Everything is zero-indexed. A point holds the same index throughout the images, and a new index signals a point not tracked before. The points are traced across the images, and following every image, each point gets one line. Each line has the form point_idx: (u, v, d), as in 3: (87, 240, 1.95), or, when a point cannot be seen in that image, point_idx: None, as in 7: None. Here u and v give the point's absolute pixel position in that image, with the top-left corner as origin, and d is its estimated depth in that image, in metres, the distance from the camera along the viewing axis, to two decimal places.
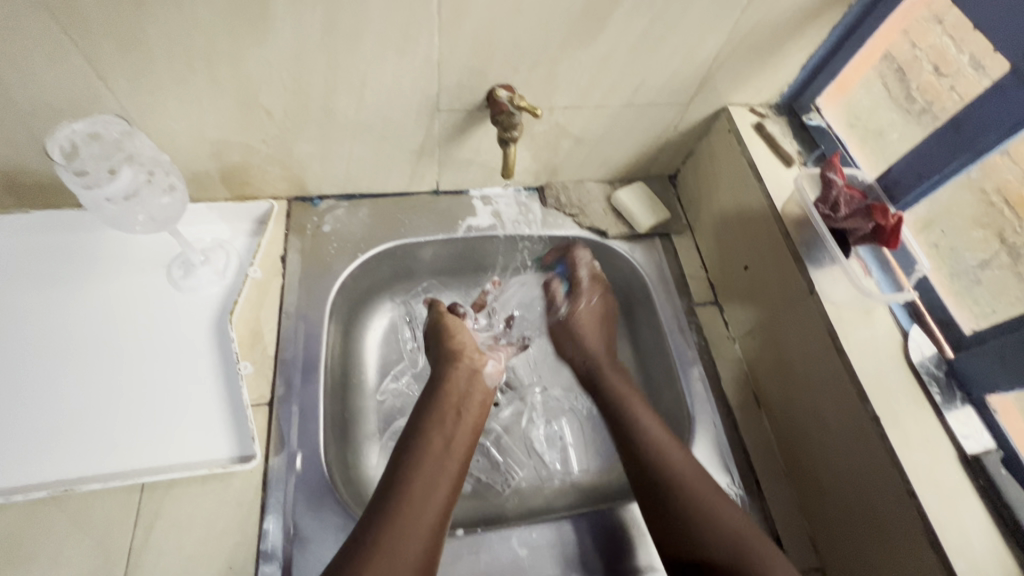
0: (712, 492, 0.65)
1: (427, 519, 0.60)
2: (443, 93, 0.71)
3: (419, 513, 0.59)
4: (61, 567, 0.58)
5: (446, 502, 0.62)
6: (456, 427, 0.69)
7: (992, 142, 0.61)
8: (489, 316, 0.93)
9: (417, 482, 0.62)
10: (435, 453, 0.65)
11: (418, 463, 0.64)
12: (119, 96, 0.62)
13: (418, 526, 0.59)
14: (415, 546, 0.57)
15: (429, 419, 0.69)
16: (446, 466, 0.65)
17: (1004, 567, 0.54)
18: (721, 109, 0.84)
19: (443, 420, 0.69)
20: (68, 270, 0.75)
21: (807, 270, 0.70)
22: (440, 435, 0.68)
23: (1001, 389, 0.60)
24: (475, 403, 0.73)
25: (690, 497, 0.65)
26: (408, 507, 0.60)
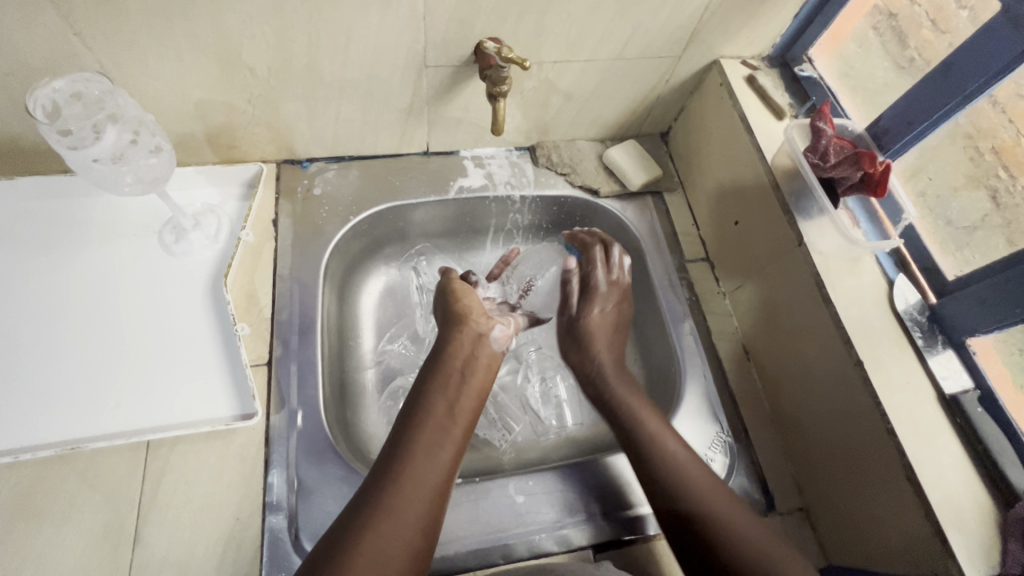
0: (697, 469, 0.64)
1: (432, 482, 0.58)
2: (430, 48, 0.70)
3: (423, 477, 0.58)
4: (73, 521, 0.60)
5: (448, 468, 0.60)
6: (461, 393, 0.67)
7: (980, 87, 0.61)
8: (502, 285, 0.88)
9: (420, 447, 0.60)
10: (439, 419, 0.63)
11: (422, 425, 0.62)
12: (96, 53, 0.60)
13: (422, 488, 0.57)
14: (420, 508, 0.56)
15: (432, 382, 0.66)
16: (450, 433, 0.63)
17: (976, 498, 0.57)
18: (713, 62, 0.83)
19: (448, 386, 0.66)
20: (57, 236, 0.74)
21: (796, 221, 0.70)
22: (443, 400, 0.65)
23: (980, 330, 0.62)
24: (481, 368, 0.70)
25: (680, 472, 0.64)
26: (412, 470, 0.58)
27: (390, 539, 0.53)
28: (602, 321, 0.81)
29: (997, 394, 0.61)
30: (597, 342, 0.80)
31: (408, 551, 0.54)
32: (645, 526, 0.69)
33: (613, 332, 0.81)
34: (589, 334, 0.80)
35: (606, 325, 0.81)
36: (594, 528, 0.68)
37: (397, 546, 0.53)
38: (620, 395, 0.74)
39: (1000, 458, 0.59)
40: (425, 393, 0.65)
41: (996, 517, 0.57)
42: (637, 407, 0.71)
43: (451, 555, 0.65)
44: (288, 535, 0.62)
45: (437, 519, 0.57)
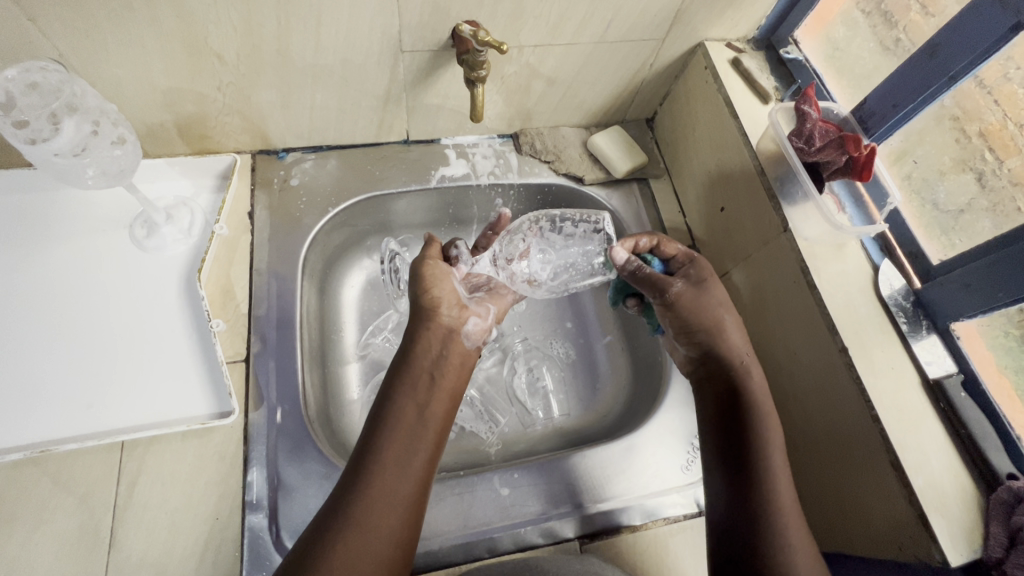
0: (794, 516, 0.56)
1: (404, 493, 0.56)
2: (406, 32, 0.67)
3: (394, 488, 0.55)
4: (47, 524, 0.59)
5: (422, 476, 0.58)
6: (431, 396, 0.64)
7: (966, 67, 0.59)
8: (493, 260, 0.77)
9: (390, 456, 0.57)
10: (410, 424, 0.60)
11: (391, 431, 0.59)
12: (53, 40, 0.57)
13: (392, 501, 0.55)
14: (392, 519, 0.54)
15: (400, 384, 0.63)
16: (422, 438, 0.60)
17: (958, 481, 0.57)
18: (697, 45, 0.81)
19: (417, 386, 0.63)
20: (23, 232, 0.72)
21: (781, 206, 0.69)
22: (412, 403, 0.62)
23: (965, 315, 0.61)
24: (455, 367, 0.67)
25: (780, 517, 0.55)
26: (381, 479, 0.56)
27: (360, 559, 0.51)
28: (715, 302, 0.67)
29: (981, 379, 0.61)
30: (706, 325, 0.66)
31: (380, 566, 0.52)
32: (629, 518, 0.68)
33: (727, 311, 0.67)
34: (711, 321, 0.66)
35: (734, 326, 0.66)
36: (579, 519, 0.68)
37: (369, 562, 0.51)
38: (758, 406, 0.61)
39: (982, 442, 0.59)
40: (393, 396, 0.62)
41: (978, 499, 0.56)
42: (772, 427, 0.60)
43: (436, 549, 0.64)
44: (268, 534, 0.61)
45: (414, 527, 0.56)
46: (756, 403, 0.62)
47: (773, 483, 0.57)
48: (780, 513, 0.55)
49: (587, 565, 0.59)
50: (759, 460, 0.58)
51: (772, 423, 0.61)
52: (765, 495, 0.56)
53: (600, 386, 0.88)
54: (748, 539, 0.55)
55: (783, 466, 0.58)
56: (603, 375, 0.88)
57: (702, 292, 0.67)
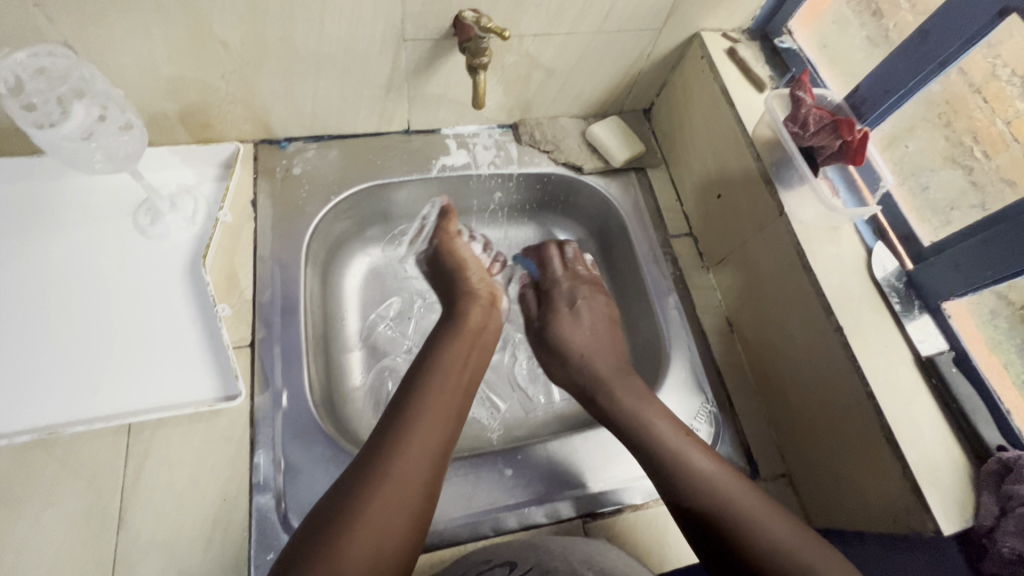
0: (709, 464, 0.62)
1: (440, 438, 0.59)
2: (408, 20, 0.68)
3: (434, 431, 0.59)
4: (54, 507, 0.59)
5: (454, 427, 0.62)
6: (471, 358, 0.69)
7: (954, 53, 0.60)
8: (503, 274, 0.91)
9: (431, 404, 0.61)
10: (455, 378, 0.65)
11: (435, 381, 0.64)
12: (59, 26, 0.58)
13: (422, 457, 0.57)
14: (420, 473, 0.56)
15: (447, 342, 0.69)
16: (452, 401, 0.63)
17: (951, 454, 0.58)
18: (694, 35, 0.83)
19: (461, 349, 0.69)
20: (27, 220, 0.72)
21: (777, 191, 0.71)
22: (457, 361, 0.67)
23: (955, 293, 0.63)
24: (490, 342, 0.74)
25: (687, 463, 0.61)
26: (423, 421, 0.59)
27: (386, 509, 0.53)
28: (579, 339, 0.78)
29: (971, 355, 0.62)
30: (579, 343, 0.78)
31: (413, 500, 0.54)
32: (632, 494, 0.70)
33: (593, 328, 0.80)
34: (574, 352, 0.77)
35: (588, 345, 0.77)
36: (584, 499, 0.69)
37: (405, 492, 0.54)
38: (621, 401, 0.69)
39: (973, 416, 0.60)
40: (440, 352, 0.67)
41: (970, 470, 0.57)
42: (649, 417, 0.65)
43: (441, 530, 0.65)
44: (276, 514, 0.62)
45: (443, 470, 0.59)
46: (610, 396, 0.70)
47: (685, 463, 0.61)
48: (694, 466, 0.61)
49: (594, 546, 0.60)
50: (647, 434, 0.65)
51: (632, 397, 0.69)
52: (661, 456, 0.62)
53: None
54: (693, 509, 0.59)
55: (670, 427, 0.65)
56: None
57: (574, 317, 0.81)
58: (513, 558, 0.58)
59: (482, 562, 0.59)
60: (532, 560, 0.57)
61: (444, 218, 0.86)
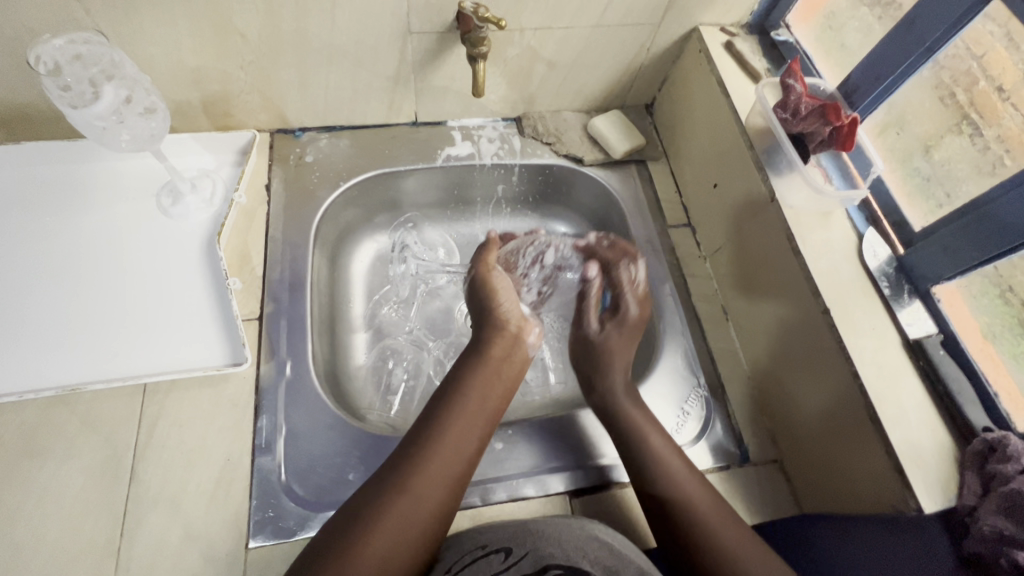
0: (705, 495, 0.62)
1: (452, 474, 0.60)
2: (413, 14, 0.73)
3: (447, 468, 0.59)
4: (73, 458, 0.63)
5: (470, 461, 0.62)
6: (495, 389, 0.69)
7: (940, 38, 0.62)
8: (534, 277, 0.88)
9: (448, 439, 0.61)
10: (473, 411, 0.65)
11: (453, 415, 0.64)
12: (96, 17, 0.64)
13: (441, 479, 0.59)
14: (432, 503, 0.57)
15: (472, 376, 0.69)
16: (479, 424, 0.65)
17: (936, 436, 0.58)
18: (692, 30, 0.85)
19: (485, 380, 0.68)
20: (62, 196, 0.78)
21: (768, 177, 0.72)
22: (479, 394, 0.67)
23: (944, 277, 0.63)
24: (513, 372, 0.72)
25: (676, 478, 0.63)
26: (437, 457, 0.60)
27: (393, 538, 0.54)
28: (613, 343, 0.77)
29: (960, 339, 0.62)
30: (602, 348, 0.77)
31: (418, 539, 0.55)
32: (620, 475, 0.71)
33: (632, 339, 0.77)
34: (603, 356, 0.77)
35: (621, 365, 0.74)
36: (571, 475, 0.71)
37: (411, 528, 0.55)
38: (640, 431, 0.67)
39: (959, 399, 0.60)
40: (462, 385, 0.67)
41: (955, 452, 0.57)
42: (645, 433, 0.67)
43: None
44: (276, 475, 0.65)
45: (451, 505, 0.59)
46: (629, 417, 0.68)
47: (675, 477, 0.63)
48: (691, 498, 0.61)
49: (588, 529, 0.60)
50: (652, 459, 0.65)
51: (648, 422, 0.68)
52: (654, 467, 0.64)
53: None
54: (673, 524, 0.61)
55: (689, 473, 0.64)
56: None
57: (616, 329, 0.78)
58: (507, 544, 0.57)
59: (477, 548, 0.58)
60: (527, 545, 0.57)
61: (485, 249, 0.82)
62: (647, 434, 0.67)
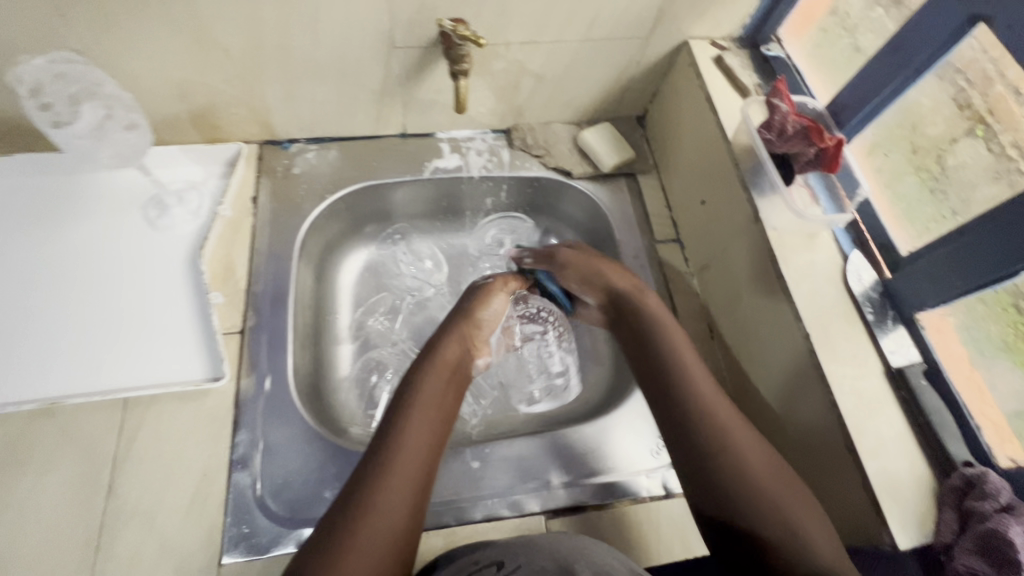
0: (791, 498, 0.56)
1: (416, 468, 0.58)
2: (397, 29, 0.72)
3: (407, 465, 0.57)
4: (53, 471, 0.64)
5: (433, 453, 0.61)
6: (447, 384, 0.67)
7: (927, 60, 0.61)
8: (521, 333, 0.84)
9: (407, 436, 0.59)
10: (428, 405, 0.64)
11: (412, 410, 0.62)
12: (80, 34, 0.64)
13: (406, 475, 0.57)
14: (402, 500, 0.55)
15: (425, 373, 0.67)
16: (434, 418, 0.63)
17: (915, 469, 0.57)
18: (682, 44, 0.84)
19: (438, 377, 0.67)
20: (50, 208, 0.79)
21: (753, 198, 0.71)
22: (432, 390, 0.65)
23: (928, 305, 0.61)
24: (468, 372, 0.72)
25: (745, 472, 0.57)
26: (398, 454, 0.58)
27: (368, 541, 0.52)
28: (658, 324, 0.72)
29: (943, 369, 0.60)
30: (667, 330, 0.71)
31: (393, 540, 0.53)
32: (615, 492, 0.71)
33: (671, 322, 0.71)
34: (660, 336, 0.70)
35: (694, 360, 0.66)
36: (548, 495, 0.70)
37: (385, 531, 0.53)
38: (717, 421, 0.61)
39: (941, 431, 0.58)
40: (416, 382, 0.66)
41: (934, 486, 0.56)
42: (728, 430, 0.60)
43: None
44: (252, 491, 0.66)
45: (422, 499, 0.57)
46: (708, 421, 0.61)
47: (746, 467, 0.58)
48: (775, 504, 0.55)
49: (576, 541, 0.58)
50: (732, 469, 0.58)
51: (738, 432, 0.60)
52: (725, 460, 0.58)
53: (583, 373, 0.90)
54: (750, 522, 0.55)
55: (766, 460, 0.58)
56: (588, 362, 0.91)
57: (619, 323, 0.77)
58: (500, 557, 0.57)
59: (470, 563, 0.57)
60: (520, 557, 0.56)
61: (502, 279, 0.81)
62: (730, 441, 0.59)
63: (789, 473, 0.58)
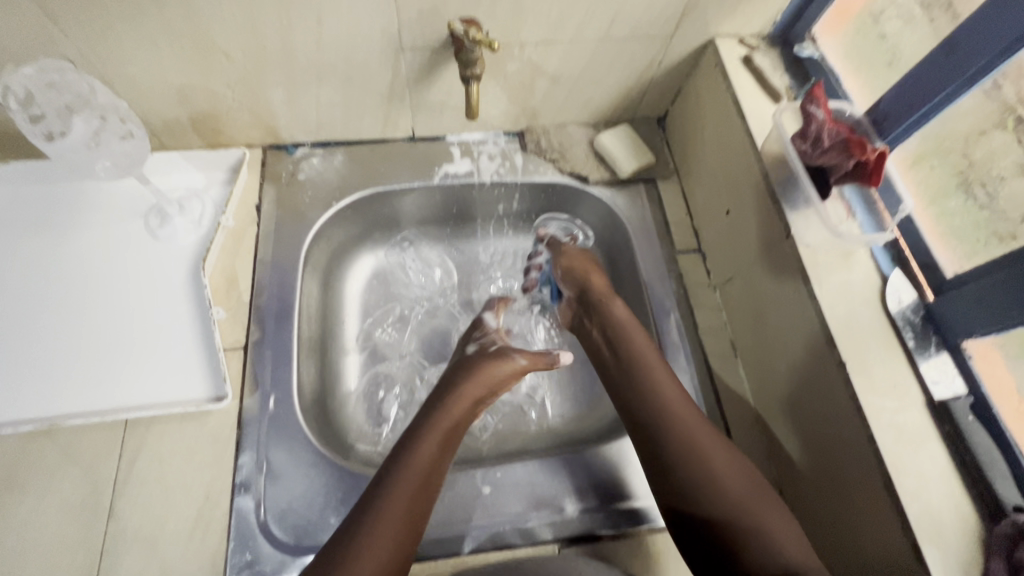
0: (751, 492, 0.59)
1: (408, 508, 0.58)
2: (405, 30, 0.68)
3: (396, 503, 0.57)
4: (53, 494, 0.63)
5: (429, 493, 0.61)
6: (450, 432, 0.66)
7: (985, 65, 0.55)
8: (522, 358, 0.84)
9: (403, 481, 0.59)
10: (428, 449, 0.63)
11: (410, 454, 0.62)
12: (73, 39, 0.61)
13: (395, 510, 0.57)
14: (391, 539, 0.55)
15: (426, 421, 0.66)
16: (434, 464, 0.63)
17: (959, 511, 0.53)
18: (708, 42, 0.78)
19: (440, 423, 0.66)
20: (48, 217, 0.76)
21: (784, 212, 0.66)
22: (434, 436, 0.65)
23: (977, 333, 0.57)
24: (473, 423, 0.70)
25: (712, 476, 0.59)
26: (390, 496, 0.58)
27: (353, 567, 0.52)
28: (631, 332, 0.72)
29: (992, 403, 0.56)
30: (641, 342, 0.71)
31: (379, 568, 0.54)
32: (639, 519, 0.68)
33: (639, 331, 0.73)
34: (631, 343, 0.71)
35: (659, 364, 0.69)
36: (562, 523, 0.67)
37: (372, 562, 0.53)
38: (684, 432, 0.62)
39: (989, 471, 0.54)
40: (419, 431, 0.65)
41: (981, 531, 0.52)
42: (693, 438, 0.62)
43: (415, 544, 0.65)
44: (255, 517, 0.64)
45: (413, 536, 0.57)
46: (676, 423, 0.63)
47: (713, 474, 0.59)
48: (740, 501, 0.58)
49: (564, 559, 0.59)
50: (699, 468, 0.60)
51: (707, 441, 0.61)
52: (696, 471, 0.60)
53: (598, 388, 0.86)
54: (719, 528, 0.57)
55: (731, 467, 0.60)
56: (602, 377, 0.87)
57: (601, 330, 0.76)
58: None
59: None
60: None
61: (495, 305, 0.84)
62: (698, 442, 0.62)
63: (750, 471, 0.61)
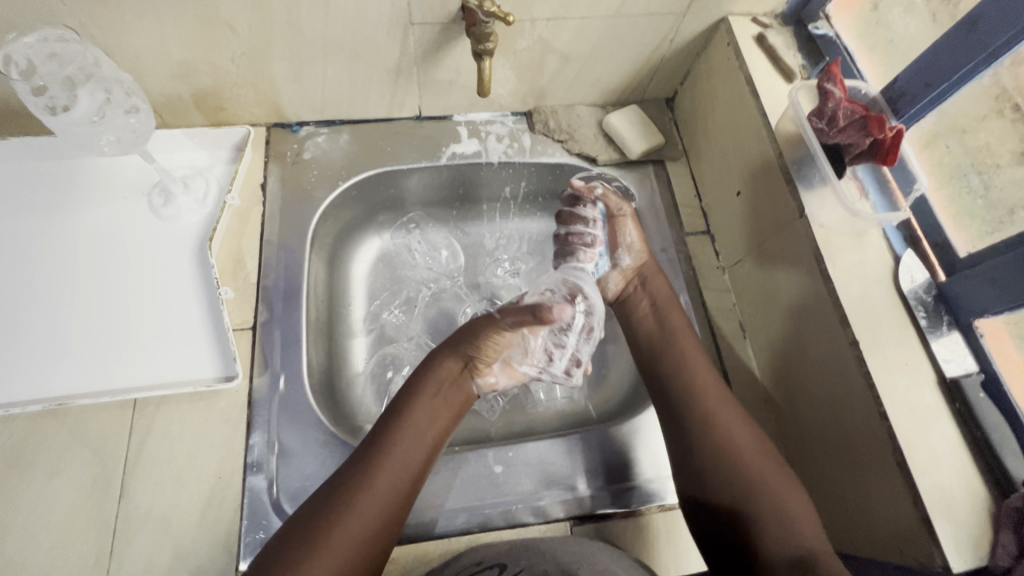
0: (768, 469, 0.60)
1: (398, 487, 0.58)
2: (414, 4, 0.66)
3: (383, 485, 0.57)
4: (63, 473, 0.62)
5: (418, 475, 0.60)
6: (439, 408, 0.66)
7: (1005, 44, 0.54)
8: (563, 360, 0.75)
9: (389, 459, 0.59)
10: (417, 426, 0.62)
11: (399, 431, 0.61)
12: (72, 8, 0.59)
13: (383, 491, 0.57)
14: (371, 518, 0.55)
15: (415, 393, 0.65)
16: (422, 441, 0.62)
17: (968, 485, 0.54)
18: (721, 20, 0.77)
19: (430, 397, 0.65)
20: (49, 196, 0.75)
21: (798, 191, 0.66)
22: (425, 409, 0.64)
23: (989, 312, 0.57)
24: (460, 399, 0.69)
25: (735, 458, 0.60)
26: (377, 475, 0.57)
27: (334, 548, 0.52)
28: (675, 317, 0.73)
29: (1003, 380, 0.57)
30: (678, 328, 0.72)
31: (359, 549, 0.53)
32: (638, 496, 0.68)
33: (679, 310, 0.74)
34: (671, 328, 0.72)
35: (695, 344, 0.70)
36: (572, 501, 0.68)
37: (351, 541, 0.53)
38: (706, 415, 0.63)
39: (998, 446, 0.55)
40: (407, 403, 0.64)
41: (989, 505, 0.53)
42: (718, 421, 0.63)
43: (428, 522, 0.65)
44: (268, 495, 0.64)
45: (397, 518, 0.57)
46: (702, 401, 0.64)
47: (738, 459, 0.60)
48: (757, 479, 0.59)
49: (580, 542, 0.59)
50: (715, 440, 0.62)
51: (736, 423, 0.63)
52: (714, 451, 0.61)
53: (605, 371, 0.86)
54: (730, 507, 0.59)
55: (756, 450, 0.61)
56: (609, 358, 0.87)
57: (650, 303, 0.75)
58: (501, 560, 0.57)
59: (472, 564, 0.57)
60: (522, 560, 0.56)
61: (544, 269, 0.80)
62: (723, 420, 0.63)
63: (777, 455, 0.62)
